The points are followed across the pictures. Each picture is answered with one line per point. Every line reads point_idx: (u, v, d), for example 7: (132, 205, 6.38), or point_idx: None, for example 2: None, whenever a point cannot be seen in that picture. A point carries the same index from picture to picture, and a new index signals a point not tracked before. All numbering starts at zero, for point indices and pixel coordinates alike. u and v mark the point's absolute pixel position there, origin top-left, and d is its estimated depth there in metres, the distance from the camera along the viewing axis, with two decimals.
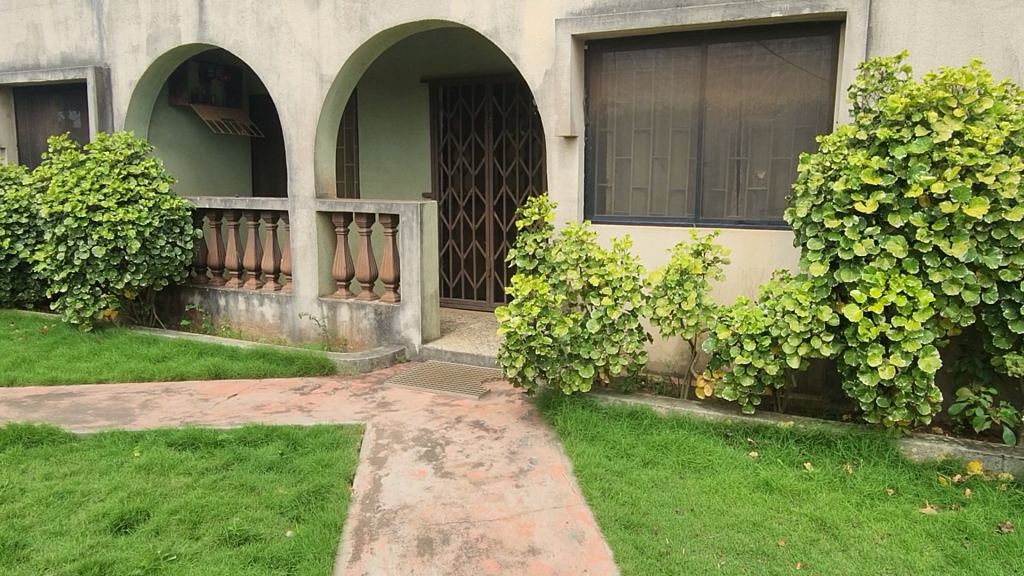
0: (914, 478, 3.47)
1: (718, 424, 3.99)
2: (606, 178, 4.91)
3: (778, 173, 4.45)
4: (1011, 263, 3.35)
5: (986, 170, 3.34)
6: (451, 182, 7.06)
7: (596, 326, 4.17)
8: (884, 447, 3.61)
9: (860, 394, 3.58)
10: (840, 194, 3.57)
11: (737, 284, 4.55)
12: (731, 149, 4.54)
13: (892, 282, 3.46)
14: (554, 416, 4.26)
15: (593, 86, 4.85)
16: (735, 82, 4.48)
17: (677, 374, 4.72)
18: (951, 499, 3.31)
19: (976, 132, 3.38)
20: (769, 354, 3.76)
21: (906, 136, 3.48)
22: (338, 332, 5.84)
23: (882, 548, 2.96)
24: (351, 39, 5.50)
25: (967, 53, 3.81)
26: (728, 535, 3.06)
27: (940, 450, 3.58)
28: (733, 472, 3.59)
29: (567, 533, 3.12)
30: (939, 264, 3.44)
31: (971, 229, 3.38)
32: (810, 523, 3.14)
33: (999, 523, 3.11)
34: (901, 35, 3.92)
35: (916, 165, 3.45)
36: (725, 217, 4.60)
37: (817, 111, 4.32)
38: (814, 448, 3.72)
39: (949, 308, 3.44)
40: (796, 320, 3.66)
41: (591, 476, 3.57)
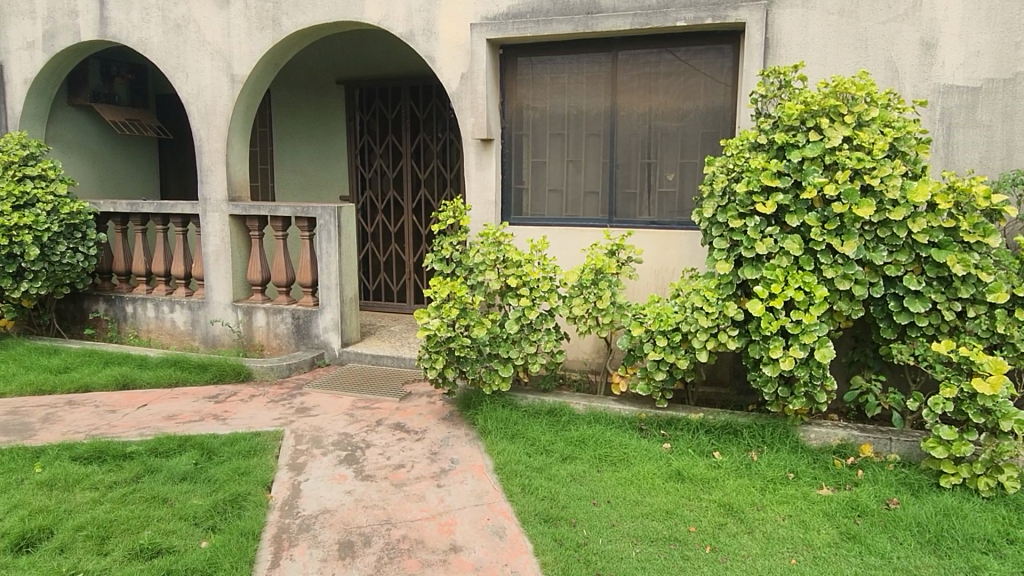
0: (812, 462, 3.68)
1: (633, 418, 4.15)
2: (522, 181, 5.01)
3: (686, 176, 4.64)
4: (894, 259, 3.59)
5: (872, 173, 3.56)
6: (368, 184, 7.01)
7: (514, 326, 4.24)
8: (785, 434, 3.83)
9: (764, 384, 3.78)
10: (742, 195, 3.75)
11: (649, 283, 4.72)
12: (642, 151, 4.71)
13: (791, 278, 3.68)
14: (475, 416, 4.31)
15: (509, 90, 4.95)
16: (645, 88, 4.65)
17: (594, 371, 4.86)
18: (845, 480, 3.52)
19: (863, 138, 3.62)
20: (679, 349, 3.94)
21: (800, 141, 3.69)
22: (254, 337, 5.71)
23: (783, 529, 3.14)
24: (263, 39, 5.39)
25: (854, 64, 4.05)
26: (642, 524, 3.19)
27: (836, 435, 3.81)
28: (648, 463, 3.73)
29: (488, 529, 3.18)
30: (832, 261, 3.66)
31: (859, 227, 3.61)
32: (718, 509, 3.30)
33: (887, 500, 3.33)
34: (795, 45, 4.14)
35: (810, 168, 3.66)
36: (638, 218, 4.77)
37: (720, 116, 4.53)
38: (722, 437, 3.91)
39: (842, 302, 3.67)
40: (704, 316, 3.82)
41: (511, 473, 3.64)
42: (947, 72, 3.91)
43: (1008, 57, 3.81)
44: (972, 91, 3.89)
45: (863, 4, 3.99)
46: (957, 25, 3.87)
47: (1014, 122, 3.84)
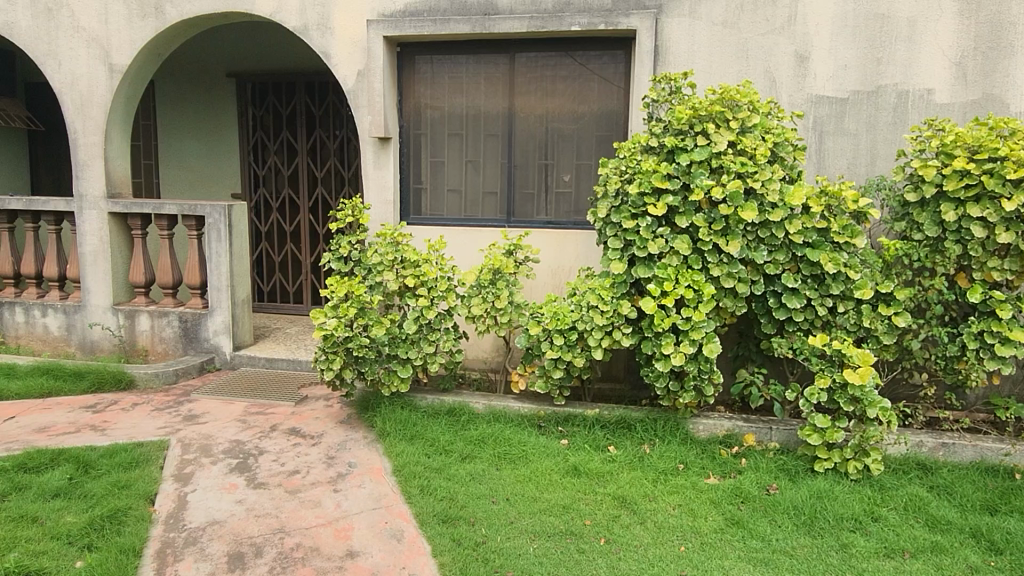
0: (700, 453, 3.85)
1: (531, 416, 4.21)
2: (421, 180, 4.98)
3: (582, 177, 4.74)
4: (773, 258, 3.79)
5: (754, 176, 3.73)
6: (262, 182, 6.78)
7: (413, 326, 4.21)
8: (675, 427, 3.99)
9: (656, 379, 3.91)
10: (635, 196, 3.85)
11: (546, 282, 4.80)
12: (539, 153, 4.78)
13: (681, 276, 3.81)
14: (374, 418, 4.25)
15: (407, 88, 4.91)
16: (541, 90, 4.72)
17: (494, 370, 4.90)
18: (730, 468, 3.70)
19: (746, 143, 3.79)
20: (576, 347, 4.03)
21: (689, 145, 3.82)
22: (137, 342, 5.41)
23: (673, 518, 3.26)
24: (145, 28, 5.10)
25: (736, 74, 4.26)
26: (540, 520, 3.24)
27: (722, 426, 4.00)
28: (545, 460, 3.79)
29: (386, 533, 3.14)
30: (718, 260, 3.82)
31: (742, 228, 3.77)
32: (613, 502, 3.40)
33: (767, 486, 3.52)
34: (682, 54, 4.31)
35: (697, 171, 3.80)
36: (535, 218, 4.84)
37: (613, 119, 4.66)
38: (616, 432, 4.03)
39: (727, 300, 3.84)
40: (599, 314, 3.92)
41: (409, 475, 3.62)
42: (819, 83, 4.18)
43: (871, 72, 4.12)
44: (841, 103, 4.17)
45: (744, 17, 4.21)
46: (827, 40, 4.14)
47: (877, 131, 4.15)
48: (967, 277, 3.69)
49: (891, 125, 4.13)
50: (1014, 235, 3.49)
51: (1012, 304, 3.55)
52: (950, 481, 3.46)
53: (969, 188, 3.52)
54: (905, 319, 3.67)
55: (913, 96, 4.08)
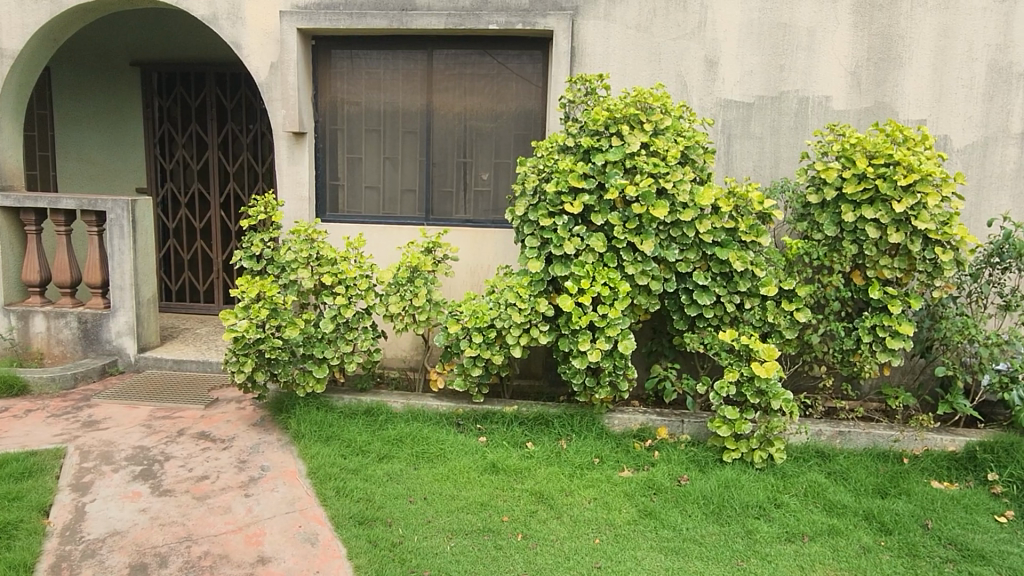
0: (615, 446, 3.94)
1: (450, 414, 4.20)
2: (337, 177, 4.90)
3: (500, 175, 4.76)
4: (684, 257, 3.90)
5: (666, 177, 3.82)
6: (169, 176, 6.50)
7: (330, 325, 4.13)
8: (592, 422, 4.06)
9: (572, 375, 3.97)
10: (552, 195, 3.91)
11: (465, 280, 4.80)
12: (457, 151, 4.78)
13: (597, 274, 3.88)
14: (288, 420, 4.15)
15: (322, 83, 4.81)
16: (460, 88, 4.72)
17: (412, 368, 4.87)
18: (643, 461, 3.79)
19: (658, 145, 3.88)
20: (494, 345, 4.04)
21: (604, 146, 3.90)
22: (31, 345, 5.09)
23: (589, 511, 3.32)
24: (38, 11, 4.80)
25: (649, 77, 4.38)
26: (457, 518, 3.24)
27: (636, 420, 4.10)
28: (464, 457, 3.79)
29: (299, 537, 3.08)
30: (633, 258, 3.91)
31: (655, 227, 3.87)
32: (530, 497, 3.43)
33: (678, 477, 3.63)
34: (598, 55, 4.39)
35: (611, 171, 3.88)
36: (454, 216, 4.83)
37: (531, 119, 4.69)
38: (534, 428, 4.07)
39: (641, 297, 3.94)
40: (517, 312, 3.94)
41: (324, 477, 3.55)
42: (726, 87, 4.33)
43: (774, 78, 4.30)
44: (747, 107, 4.33)
45: (657, 21, 4.32)
46: (735, 46, 4.30)
47: (780, 135, 4.34)
48: (862, 275, 3.90)
49: (793, 129, 4.33)
50: (904, 235, 3.68)
51: (902, 299, 3.77)
52: (846, 467, 3.65)
53: (865, 191, 3.72)
54: (805, 315, 3.86)
55: (813, 102, 4.29)
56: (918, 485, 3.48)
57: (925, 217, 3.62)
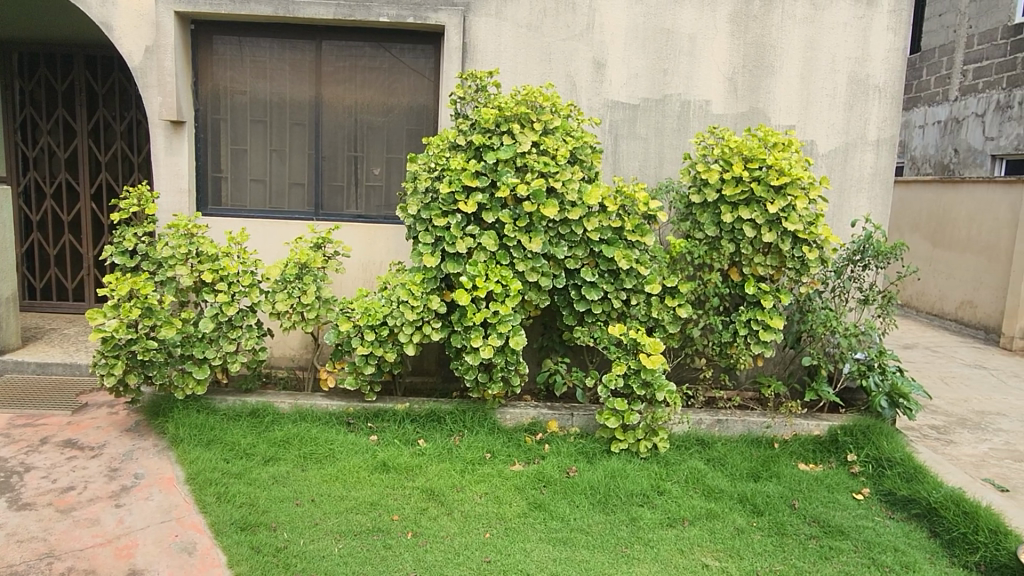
0: (506, 441, 3.98)
1: (340, 413, 4.12)
2: (220, 168, 4.70)
3: (392, 170, 4.70)
4: (573, 253, 3.98)
5: (555, 176, 3.89)
6: (32, 165, 6.02)
7: (210, 325, 3.95)
8: (483, 417, 4.09)
9: (465, 371, 3.97)
10: (445, 194, 3.89)
11: (356, 277, 4.71)
12: (348, 144, 4.68)
13: (490, 272, 3.88)
14: (165, 424, 3.94)
15: (203, 70, 4.59)
16: (350, 81, 4.62)
17: (302, 367, 4.74)
18: (534, 454, 3.85)
19: (548, 144, 3.92)
20: (386, 343, 3.99)
21: (495, 143, 3.91)
22: None
23: (480, 506, 3.33)
24: None
25: (539, 76, 4.44)
26: (346, 519, 3.18)
27: (527, 414, 4.16)
28: (353, 457, 3.73)
29: (175, 547, 2.93)
30: (524, 255, 3.94)
31: (545, 225, 3.92)
32: (421, 495, 3.41)
33: (567, 469, 3.71)
34: (490, 52, 4.41)
35: (502, 169, 3.90)
36: (344, 211, 4.73)
37: (423, 114, 4.66)
38: (426, 425, 4.05)
39: (531, 293, 3.98)
40: (410, 309, 3.90)
41: (204, 483, 3.39)
42: (614, 89, 4.46)
43: (658, 81, 4.46)
44: (633, 109, 4.47)
45: (547, 21, 4.39)
46: (621, 49, 4.43)
47: (664, 136, 4.50)
48: (739, 271, 4.11)
49: (676, 131, 4.51)
50: (777, 235, 3.92)
51: (774, 294, 4.01)
52: (723, 453, 3.85)
53: (742, 193, 3.93)
54: (686, 310, 4.03)
55: (694, 105, 4.48)
56: (787, 468, 3.72)
57: (795, 219, 3.86)
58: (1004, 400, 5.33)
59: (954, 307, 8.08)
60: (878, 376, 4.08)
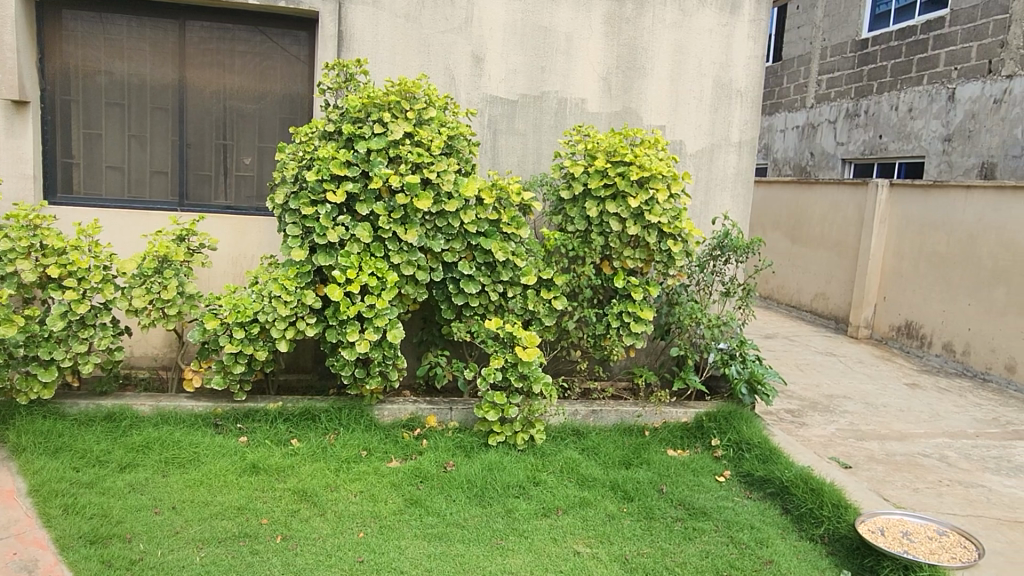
0: (383, 438, 3.91)
1: (207, 414, 3.91)
2: (71, 154, 4.34)
3: (264, 160, 4.51)
4: (450, 246, 3.97)
5: (430, 167, 3.87)
6: None
7: (59, 323, 3.66)
8: (360, 414, 4.00)
9: (341, 367, 3.86)
10: (313, 182, 3.76)
11: (226, 271, 4.47)
12: (216, 132, 4.44)
13: (364, 264, 3.81)
14: (6, 432, 3.61)
15: (49, 46, 4.21)
16: (217, 64, 4.38)
17: (165, 367, 4.47)
18: (411, 450, 3.82)
19: (422, 135, 3.90)
20: (257, 341, 3.83)
21: (367, 133, 3.85)
22: None
23: (354, 505, 3.27)
24: None
25: (417, 67, 4.38)
26: (210, 526, 3.02)
27: (406, 410, 4.12)
28: (220, 460, 3.55)
29: (12, 566, 2.68)
30: (399, 248, 3.88)
31: (420, 217, 3.90)
32: (292, 496, 3.30)
33: (445, 463, 3.70)
34: (366, 41, 4.31)
35: (375, 160, 3.84)
36: (212, 202, 4.49)
37: (296, 102, 4.49)
38: (300, 424, 3.92)
39: (408, 287, 3.92)
40: (283, 304, 3.75)
41: (49, 494, 3.13)
42: (491, 84, 4.47)
43: (536, 78, 4.52)
44: (511, 104, 4.51)
45: (425, 13, 4.34)
46: (499, 44, 4.45)
47: (541, 132, 4.57)
48: (610, 264, 4.24)
49: (553, 127, 4.58)
50: (641, 228, 4.08)
51: (643, 287, 4.17)
52: (596, 442, 3.97)
53: (607, 187, 4.08)
54: (562, 302, 4.11)
55: (571, 103, 4.58)
56: (656, 455, 3.88)
57: (657, 211, 4.03)
58: (850, 384, 5.81)
59: (809, 298, 8.71)
60: (738, 365, 4.33)
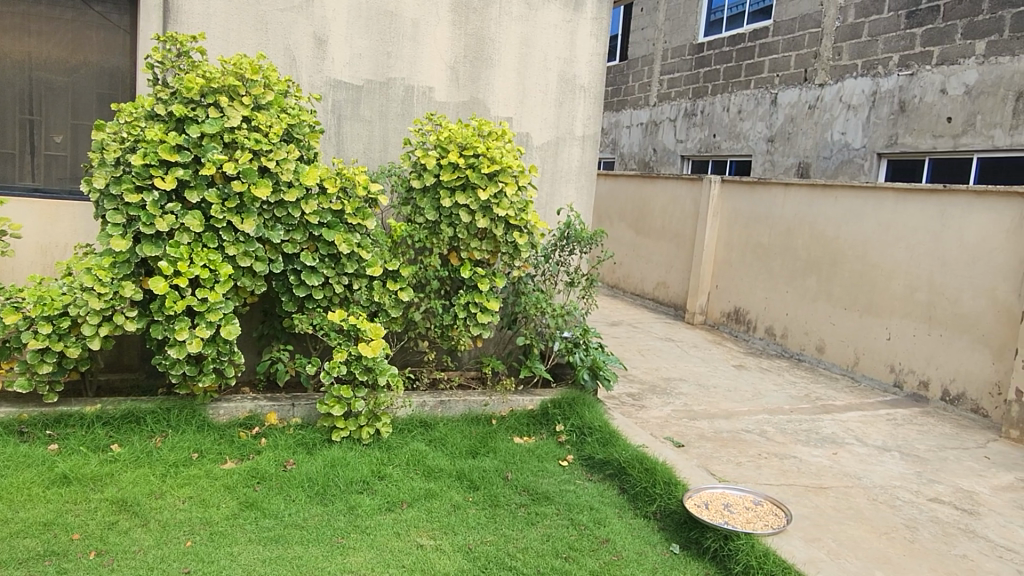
0: (217, 438, 3.69)
1: (10, 421, 3.51)
2: None
3: (79, 138, 4.08)
4: (290, 237, 3.79)
5: (269, 155, 3.67)
6: None
7: None
8: (192, 415, 3.74)
9: (170, 366, 3.59)
10: (137, 167, 3.49)
11: (33, 261, 4.03)
12: (20, 105, 3.97)
13: (195, 256, 3.54)
14: None
15: None
16: (19, 30, 3.93)
17: None
18: (248, 450, 3.63)
19: (260, 120, 3.68)
20: (69, 336, 3.47)
21: (199, 116, 3.59)
22: None
23: (181, 512, 3.05)
24: None
25: (254, 46, 4.14)
26: (10, 546, 2.71)
27: (243, 407, 3.91)
28: (24, 472, 3.20)
29: None
30: (234, 239, 3.66)
31: (258, 207, 3.69)
32: (110, 507, 3.03)
33: (284, 462, 3.55)
34: (196, 15, 4.01)
35: (208, 145, 3.60)
36: (16, 184, 4.01)
37: (116, 77, 4.10)
38: (122, 428, 3.61)
39: (244, 278, 3.72)
40: (96, 297, 3.42)
41: None
42: (335, 68, 4.32)
43: (382, 65, 4.41)
44: (356, 89, 4.38)
45: None
46: (343, 27, 4.30)
47: (388, 120, 4.47)
48: (457, 255, 4.22)
49: (399, 116, 4.50)
50: (489, 220, 4.10)
51: (489, 278, 4.21)
52: (444, 433, 3.96)
53: (458, 179, 4.07)
54: (408, 294, 4.04)
55: (417, 91, 4.51)
56: (502, 443, 3.93)
57: (505, 205, 4.09)
58: (685, 367, 6.19)
59: (651, 287, 9.19)
60: (582, 352, 4.49)
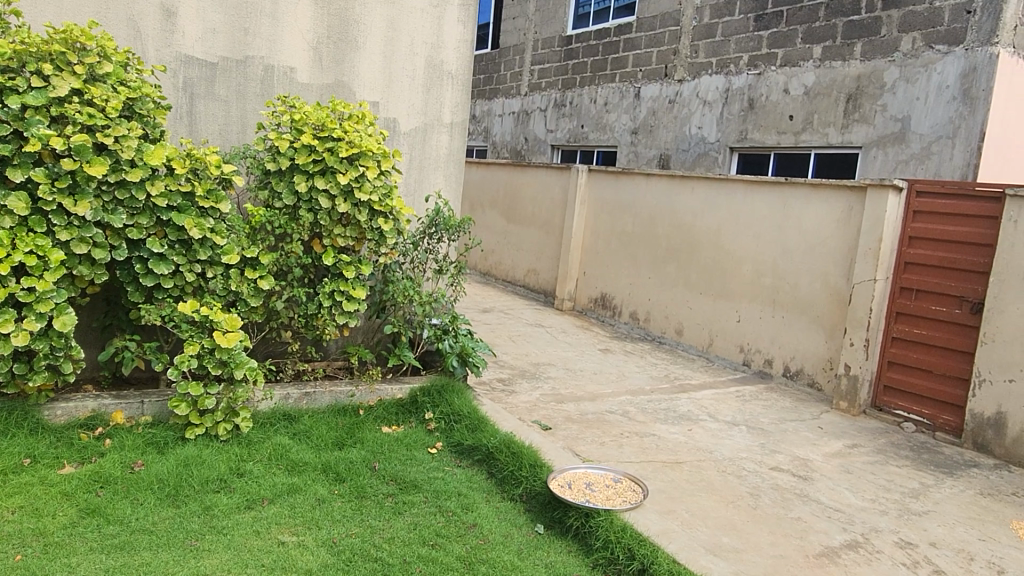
0: (54, 442, 3.39)
1: None
2: None
3: None
4: (135, 222, 3.52)
5: (106, 131, 3.39)
6: None
7: None
8: (23, 417, 3.42)
9: None
10: None
11: None
12: None
13: (19, 240, 3.24)
14: None
15: None
16: None
17: None
18: (90, 453, 3.36)
19: (94, 93, 3.38)
20: None
21: (20, 86, 3.27)
22: None
23: (10, 525, 2.79)
24: None
25: (90, 15, 3.80)
26: None
27: (85, 407, 3.60)
28: None
29: None
30: (67, 223, 3.37)
31: (95, 187, 3.40)
32: None
33: (131, 464, 3.31)
34: None
35: (33, 118, 3.28)
36: None
37: None
38: None
39: (81, 267, 3.43)
40: None
41: None
42: (186, 42, 4.05)
43: (238, 41, 4.19)
44: (210, 66, 4.13)
45: None
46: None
47: (246, 100, 4.25)
48: (321, 242, 4.09)
49: (258, 96, 4.28)
50: (351, 206, 4.01)
51: (355, 266, 4.10)
52: (308, 425, 3.85)
53: (316, 163, 3.96)
54: (269, 283, 3.87)
55: (278, 71, 4.32)
56: (370, 433, 3.87)
57: (367, 189, 4.01)
58: (553, 352, 6.35)
59: (522, 274, 9.35)
60: (451, 339, 4.49)
